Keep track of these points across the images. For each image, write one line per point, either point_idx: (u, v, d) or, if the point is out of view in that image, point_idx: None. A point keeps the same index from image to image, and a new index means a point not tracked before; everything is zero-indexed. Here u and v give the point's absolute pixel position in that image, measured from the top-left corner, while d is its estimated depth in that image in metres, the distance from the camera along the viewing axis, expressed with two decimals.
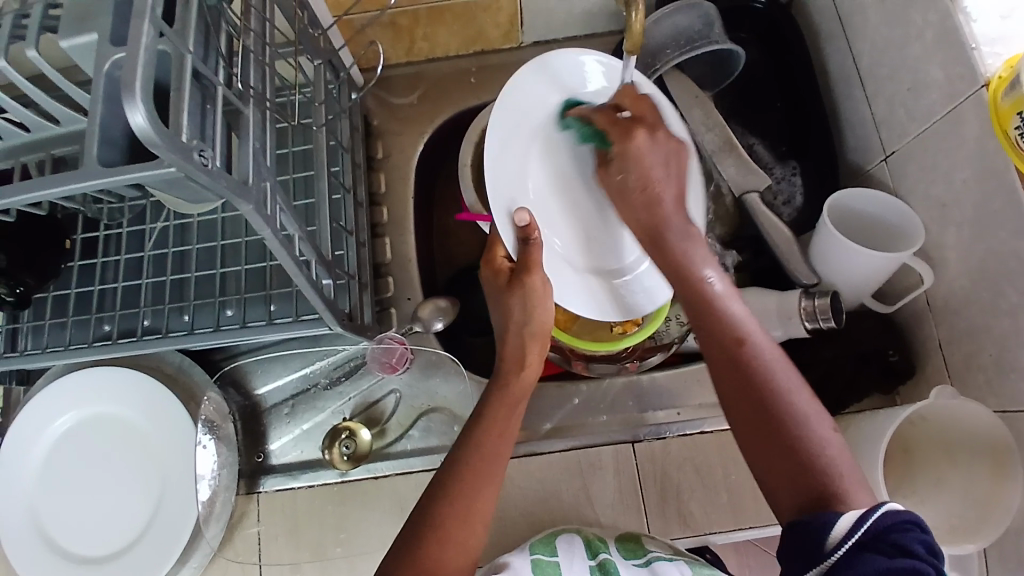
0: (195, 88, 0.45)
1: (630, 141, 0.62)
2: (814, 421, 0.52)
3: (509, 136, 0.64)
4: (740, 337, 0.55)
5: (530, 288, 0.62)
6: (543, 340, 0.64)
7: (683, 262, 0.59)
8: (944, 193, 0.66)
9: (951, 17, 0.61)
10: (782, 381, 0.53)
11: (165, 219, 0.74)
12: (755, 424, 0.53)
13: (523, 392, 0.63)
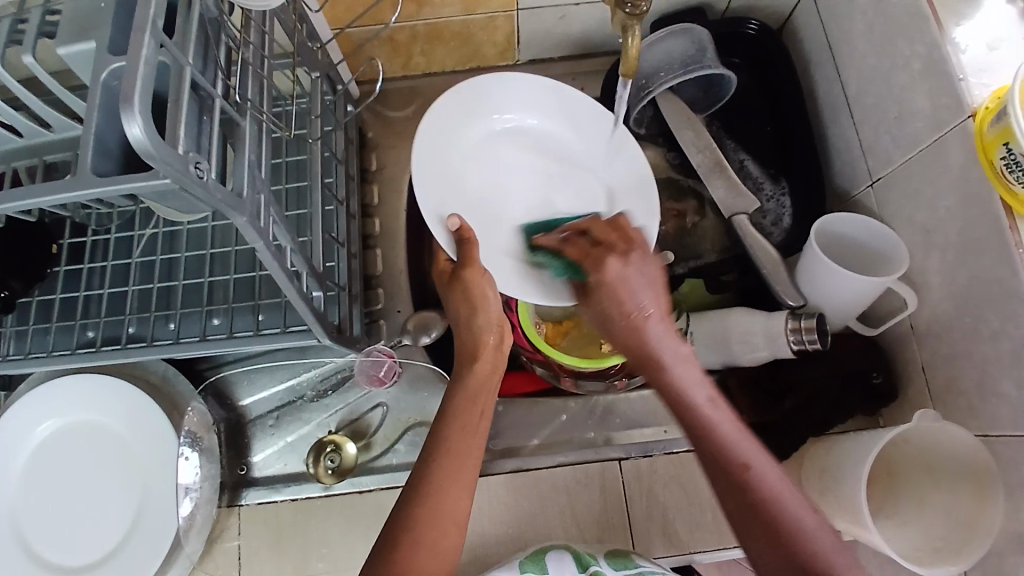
0: (193, 100, 0.45)
1: (604, 272, 0.61)
2: (833, 556, 0.48)
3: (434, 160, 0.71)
4: (745, 466, 0.51)
5: (471, 282, 0.64)
6: (498, 334, 0.65)
7: (678, 386, 0.56)
8: (929, 220, 0.67)
9: (940, 48, 0.62)
10: (795, 515, 0.50)
11: (155, 226, 0.73)
12: (777, 558, 0.49)
13: (483, 385, 0.62)
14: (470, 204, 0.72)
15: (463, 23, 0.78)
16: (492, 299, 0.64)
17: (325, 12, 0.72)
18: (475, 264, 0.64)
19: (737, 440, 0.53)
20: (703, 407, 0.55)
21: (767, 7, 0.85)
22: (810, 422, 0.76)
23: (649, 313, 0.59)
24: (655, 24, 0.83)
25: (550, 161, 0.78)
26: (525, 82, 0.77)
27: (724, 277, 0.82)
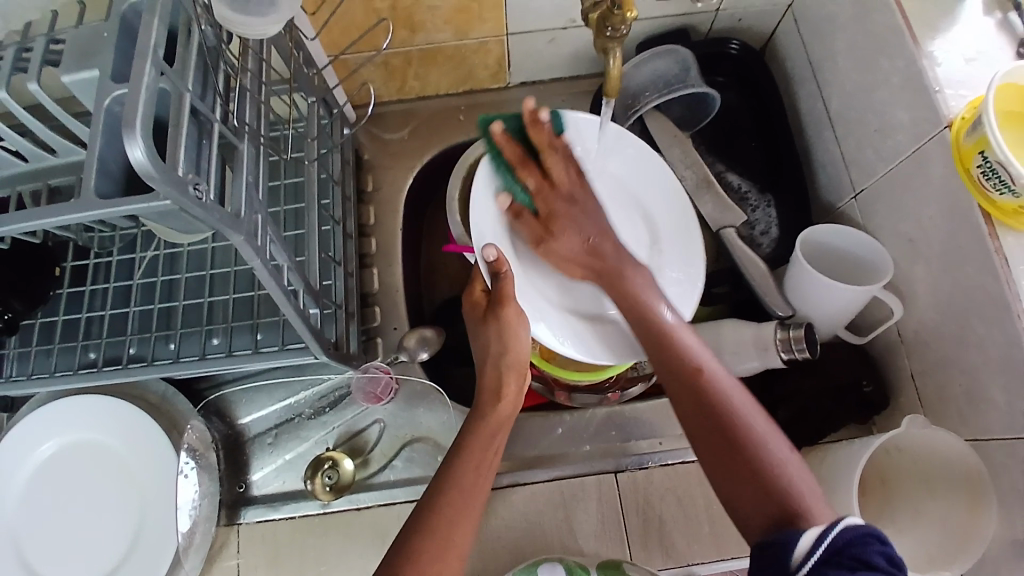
0: (192, 124, 0.47)
1: (555, 200, 0.65)
2: (771, 440, 0.53)
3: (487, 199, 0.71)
4: (696, 365, 0.57)
5: (505, 322, 0.62)
6: (523, 375, 0.64)
7: (637, 304, 0.63)
8: (912, 230, 0.69)
9: (916, 63, 0.64)
10: (738, 406, 0.54)
11: (155, 248, 0.74)
12: (717, 448, 0.54)
13: (502, 423, 0.62)
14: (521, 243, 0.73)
15: (456, 48, 0.81)
16: (524, 340, 0.63)
17: (321, 37, 0.74)
18: (512, 306, 0.62)
19: (690, 344, 0.58)
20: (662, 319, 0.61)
21: (751, 27, 0.88)
22: (803, 431, 0.77)
23: (604, 235, 0.66)
24: (642, 45, 0.86)
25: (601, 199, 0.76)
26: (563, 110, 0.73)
27: (717, 289, 0.85)
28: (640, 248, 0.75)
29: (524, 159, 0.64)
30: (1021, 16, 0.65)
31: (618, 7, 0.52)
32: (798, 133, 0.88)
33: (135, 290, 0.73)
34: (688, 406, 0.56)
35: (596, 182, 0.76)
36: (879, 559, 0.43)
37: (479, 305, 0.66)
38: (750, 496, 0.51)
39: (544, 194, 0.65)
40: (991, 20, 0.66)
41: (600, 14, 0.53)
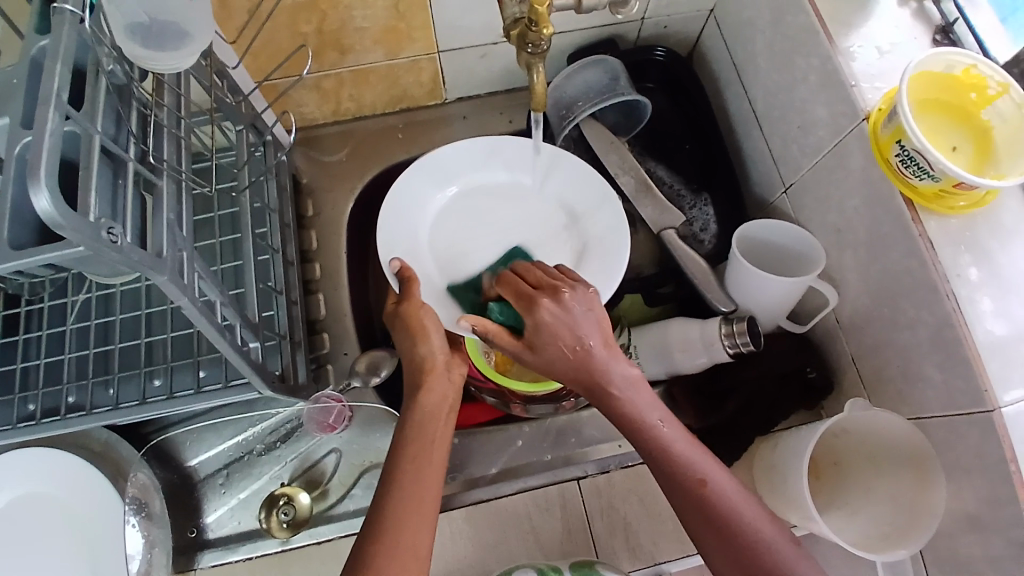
0: (105, 165, 0.46)
1: (534, 314, 0.61)
2: (782, 547, 0.53)
3: (395, 213, 0.76)
4: (698, 479, 0.55)
5: (411, 316, 0.65)
6: (443, 363, 0.65)
7: (629, 415, 0.59)
8: (838, 219, 0.72)
9: (832, 59, 0.67)
10: (747, 514, 0.54)
11: (88, 291, 0.72)
12: (735, 565, 0.53)
13: (433, 412, 0.62)
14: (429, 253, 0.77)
15: (388, 68, 0.81)
16: (432, 328, 0.65)
17: (246, 64, 0.73)
18: (412, 301, 0.66)
19: (689, 455, 0.57)
20: (657, 429, 0.58)
21: (677, 33, 0.90)
22: (754, 423, 0.78)
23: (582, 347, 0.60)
24: (572, 56, 0.87)
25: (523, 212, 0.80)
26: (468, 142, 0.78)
27: (662, 289, 0.87)
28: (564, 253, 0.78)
29: (508, 281, 0.66)
30: (936, 4, 0.69)
31: (534, 25, 0.53)
32: (729, 133, 0.91)
33: (70, 336, 0.70)
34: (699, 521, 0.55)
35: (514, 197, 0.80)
36: None
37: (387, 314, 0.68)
38: None
39: (524, 309, 0.62)
40: (907, 10, 0.69)
41: (520, 32, 0.55)
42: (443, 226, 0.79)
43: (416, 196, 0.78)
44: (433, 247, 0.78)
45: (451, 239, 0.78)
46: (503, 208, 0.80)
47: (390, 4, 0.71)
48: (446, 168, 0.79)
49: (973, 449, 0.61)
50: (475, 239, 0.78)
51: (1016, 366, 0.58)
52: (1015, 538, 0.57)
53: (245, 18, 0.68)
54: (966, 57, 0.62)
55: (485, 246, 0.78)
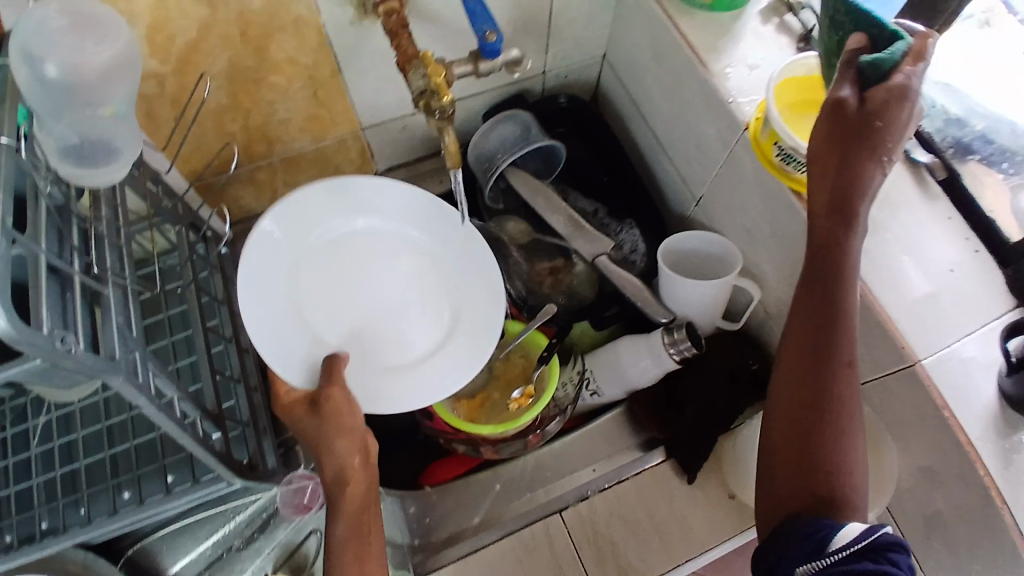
0: (52, 281, 0.48)
1: (868, 133, 0.51)
2: (853, 452, 0.52)
3: (267, 289, 0.68)
4: (830, 383, 0.53)
5: (333, 410, 0.62)
6: (364, 456, 0.62)
7: (821, 291, 0.55)
8: (745, 221, 0.79)
9: (710, 82, 0.75)
10: (847, 413, 0.53)
11: (47, 412, 0.69)
12: (791, 447, 0.54)
13: (360, 506, 0.61)
14: (305, 323, 0.70)
15: (317, 151, 0.86)
16: (357, 421, 0.63)
17: (177, 167, 0.77)
18: (336, 387, 0.64)
19: (846, 361, 0.54)
20: (834, 324, 0.54)
21: (576, 81, 0.99)
22: (717, 420, 0.82)
23: (869, 198, 0.53)
24: (486, 115, 0.95)
25: (391, 261, 0.74)
26: (327, 185, 0.70)
27: (607, 313, 0.90)
28: (435, 299, 0.75)
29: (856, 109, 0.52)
30: (795, 16, 0.79)
31: (436, 95, 0.61)
32: (638, 161, 0.99)
33: (35, 461, 0.68)
34: (789, 409, 0.54)
35: (381, 243, 0.74)
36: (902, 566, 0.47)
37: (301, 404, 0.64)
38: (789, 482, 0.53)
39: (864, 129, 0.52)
40: (771, 27, 0.79)
41: (425, 102, 0.62)
42: (314, 287, 0.71)
43: (284, 265, 0.69)
44: (302, 321, 0.69)
45: (324, 301, 0.71)
46: (353, 262, 0.73)
47: (308, 94, 0.77)
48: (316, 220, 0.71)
49: (909, 403, 0.67)
50: (339, 295, 0.72)
51: (923, 324, 0.66)
52: (969, 480, 0.64)
53: (172, 125, 0.72)
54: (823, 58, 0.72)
55: (348, 302, 0.72)
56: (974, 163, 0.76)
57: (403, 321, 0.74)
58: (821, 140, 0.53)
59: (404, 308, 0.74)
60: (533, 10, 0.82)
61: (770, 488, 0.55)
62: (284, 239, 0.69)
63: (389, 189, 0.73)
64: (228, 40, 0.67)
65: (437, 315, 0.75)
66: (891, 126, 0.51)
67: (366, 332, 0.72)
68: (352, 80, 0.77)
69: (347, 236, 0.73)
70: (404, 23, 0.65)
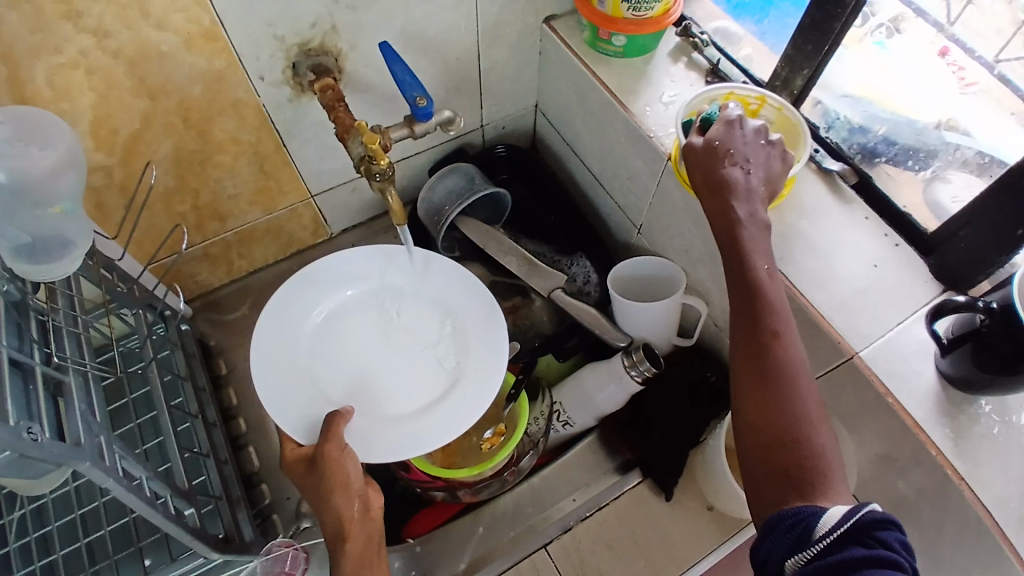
0: (14, 375, 0.49)
1: (708, 155, 0.64)
2: (819, 433, 0.52)
3: (278, 355, 0.72)
4: (782, 362, 0.54)
5: (330, 465, 0.63)
6: (360, 508, 0.63)
7: (751, 288, 0.58)
8: (683, 242, 0.84)
9: (631, 120, 0.81)
10: (803, 393, 0.54)
11: (23, 505, 0.67)
12: (761, 438, 0.53)
13: (364, 561, 0.61)
14: (313, 384, 0.72)
15: (269, 222, 0.89)
16: (353, 475, 0.64)
17: (131, 253, 0.79)
18: (331, 442, 0.64)
19: (790, 345, 0.56)
20: (773, 313, 0.57)
21: (513, 130, 1.05)
22: (685, 436, 0.84)
23: (740, 195, 0.62)
24: (431, 170, 1.00)
25: (388, 318, 0.77)
26: (325, 262, 0.78)
27: (568, 344, 0.93)
28: (432, 346, 0.76)
29: (694, 146, 0.66)
30: (701, 54, 0.87)
31: (375, 159, 0.65)
32: (580, 197, 1.04)
33: (14, 554, 0.64)
34: (752, 402, 0.54)
35: (376, 303, 0.78)
36: (895, 546, 0.45)
37: (301, 463, 0.65)
38: (768, 474, 0.52)
39: (703, 156, 0.65)
40: (681, 65, 0.87)
41: (365, 167, 0.65)
42: (321, 351, 0.74)
43: (289, 333, 0.74)
44: (312, 381, 0.72)
45: (329, 363, 0.74)
46: (356, 323, 0.77)
47: (255, 168, 0.80)
48: (328, 286, 0.77)
49: (855, 394, 0.71)
50: (345, 351, 0.75)
51: (853, 318, 0.71)
52: (920, 458, 0.68)
53: (121, 213, 0.74)
54: (722, 88, 0.76)
55: (354, 362, 0.74)
56: (883, 165, 0.81)
57: (403, 373, 0.74)
58: (695, 170, 0.66)
59: (409, 361, 0.75)
60: (462, 71, 0.88)
61: (753, 487, 0.53)
62: (289, 310, 0.75)
63: (374, 254, 0.79)
64: (172, 128, 0.70)
65: (434, 361, 0.75)
66: (728, 143, 0.64)
67: (368, 387, 0.73)
68: (297, 152, 0.81)
69: (347, 303, 0.78)
70: (338, 97, 0.71)
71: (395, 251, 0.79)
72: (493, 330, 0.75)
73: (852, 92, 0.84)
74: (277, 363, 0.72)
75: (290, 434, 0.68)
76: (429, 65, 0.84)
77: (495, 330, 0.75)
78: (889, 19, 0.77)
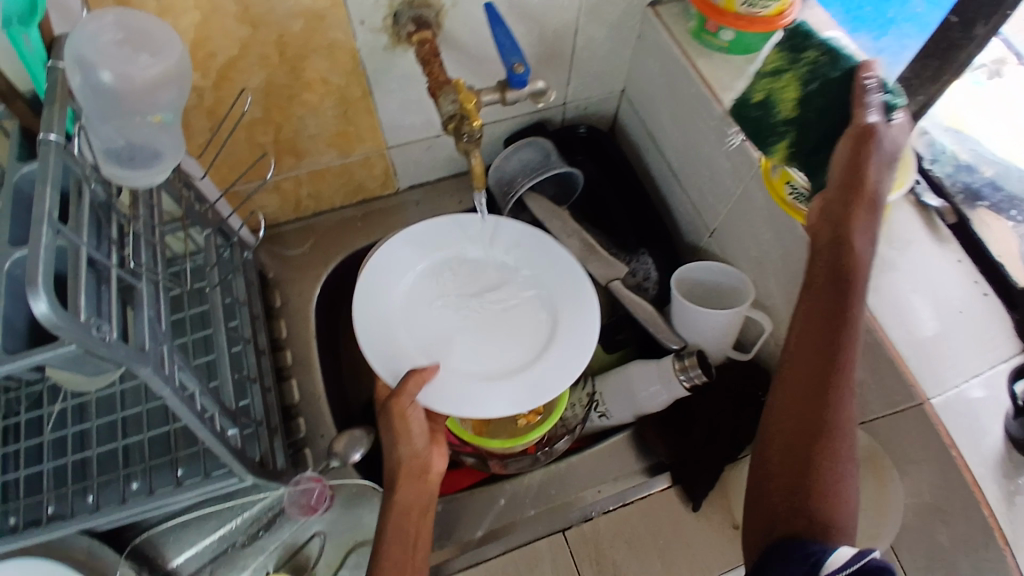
0: (90, 274, 0.50)
1: (869, 159, 0.60)
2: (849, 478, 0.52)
3: (376, 300, 0.77)
4: (843, 405, 0.54)
5: (396, 415, 0.67)
6: (418, 468, 0.68)
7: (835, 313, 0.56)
8: (757, 253, 0.80)
9: (725, 118, 0.78)
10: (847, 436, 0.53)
11: (64, 400, 0.69)
12: (792, 461, 0.52)
13: (409, 513, 0.66)
14: (407, 334, 0.76)
15: (341, 166, 0.88)
16: (416, 431, 0.68)
17: (211, 175, 0.80)
18: (403, 395, 0.68)
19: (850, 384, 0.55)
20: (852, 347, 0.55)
21: (596, 111, 1.02)
22: (723, 449, 0.81)
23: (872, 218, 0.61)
24: (508, 140, 0.98)
25: (482, 282, 0.81)
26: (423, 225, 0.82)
27: (619, 335, 0.92)
28: (524, 315, 0.79)
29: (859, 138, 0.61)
30: None
31: (466, 119, 0.64)
32: (654, 190, 1.01)
33: (46, 447, 0.67)
34: (794, 424, 0.54)
35: (470, 268, 0.82)
36: None
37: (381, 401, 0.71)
38: (784, 501, 0.51)
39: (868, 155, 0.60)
40: None
41: (455, 125, 0.65)
42: (415, 304, 0.79)
43: (388, 283, 0.79)
44: (404, 330, 0.77)
45: (421, 316, 0.78)
46: (452, 282, 0.81)
47: (338, 111, 0.80)
48: (418, 249, 0.81)
49: (915, 439, 0.67)
50: (439, 306, 0.79)
51: (929, 361, 0.68)
52: (973, 516, 0.64)
53: (207, 136, 0.75)
54: None
55: (445, 317, 0.78)
56: (984, 209, 0.77)
57: (490, 336, 0.77)
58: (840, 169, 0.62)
59: (495, 327, 0.78)
60: (556, 44, 0.85)
61: (763, 508, 0.53)
62: (388, 264, 0.80)
63: (466, 227, 0.83)
64: (266, 59, 0.70)
65: (522, 330, 0.78)
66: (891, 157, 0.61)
67: (456, 342, 0.76)
68: (380, 100, 0.80)
69: (444, 264, 0.82)
70: (435, 52, 0.70)
71: (491, 228, 0.82)
72: (586, 312, 0.77)
73: (953, 125, 0.82)
74: (377, 306, 0.76)
75: (379, 372, 0.72)
76: (525, 33, 0.82)
77: (591, 313, 0.77)
78: (993, 59, 0.81)
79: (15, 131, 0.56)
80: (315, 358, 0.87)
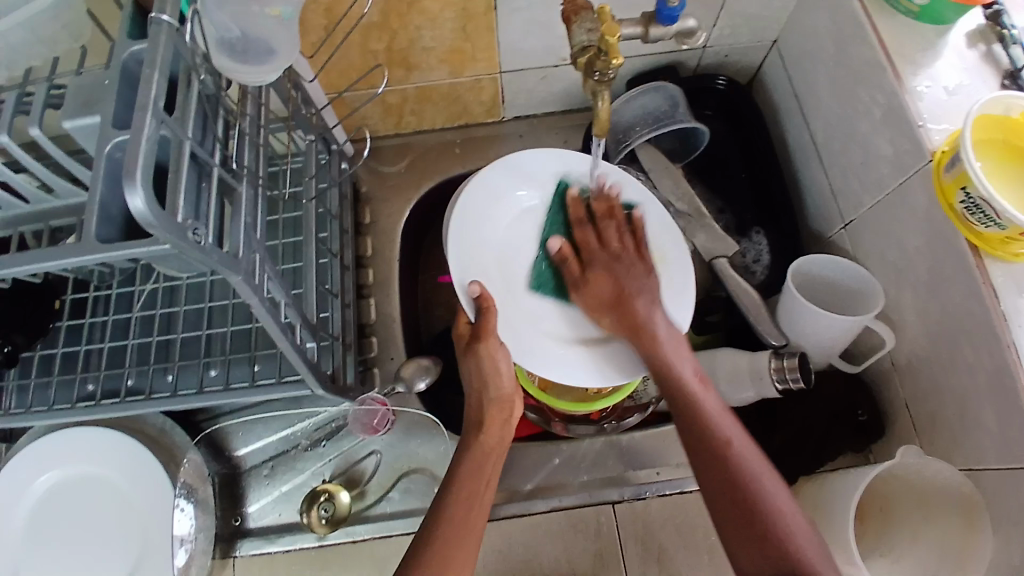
0: (192, 168, 0.48)
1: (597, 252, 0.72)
2: (789, 513, 0.53)
3: (474, 230, 0.73)
4: (723, 440, 0.57)
5: (485, 355, 0.66)
6: (507, 411, 0.68)
7: (665, 369, 0.63)
8: (898, 257, 0.70)
9: (898, 97, 0.66)
10: (757, 472, 0.55)
11: (155, 281, 0.73)
12: (738, 520, 0.54)
13: (490, 453, 0.64)
14: (502, 272, 0.74)
15: (451, 85, 0.83)
16: (504, 374, 0.67)
17: (319, 79, 0.76)
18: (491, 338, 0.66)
19: (719, 417, 0.59)
20: (695, 390, 0.61)
21: (738, 62, 0.90)
22: (800, 460, 0.77)
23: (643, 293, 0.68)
24: (632, 82, 0.89)
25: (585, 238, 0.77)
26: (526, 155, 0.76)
27: (710, 317, 0.87)
28: None
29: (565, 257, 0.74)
30: (1005, 50, 0.67)
31: (604, 54, 0.55)
32: (786, 162, 0.90)
33: (133, 324, 0.72)
34: (716, 483, 0.56)
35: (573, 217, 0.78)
36: None
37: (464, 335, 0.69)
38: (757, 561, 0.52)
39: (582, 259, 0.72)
40: (975, 52, 0.67)
41: (587, 60, 0.57)
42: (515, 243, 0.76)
43: (488, 214, 0.75)
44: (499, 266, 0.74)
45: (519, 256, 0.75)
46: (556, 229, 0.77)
47: (457, 25, 0.73)
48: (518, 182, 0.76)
49: None
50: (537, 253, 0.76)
51: None
52: None
53: (322, 35, 0.70)
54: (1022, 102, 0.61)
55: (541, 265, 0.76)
56: None
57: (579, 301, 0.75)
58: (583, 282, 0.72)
59: None
60: None
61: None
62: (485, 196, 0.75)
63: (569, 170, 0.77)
64: None
65: None
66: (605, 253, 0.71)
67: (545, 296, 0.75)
68: (504, 18, 0.73)
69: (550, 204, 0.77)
70: None
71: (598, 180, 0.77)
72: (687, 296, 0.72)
73: None
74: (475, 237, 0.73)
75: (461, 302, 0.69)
76: None
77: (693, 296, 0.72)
78: None
79: (129, 5, 0.50)
80: (396, 279, 0.86)
